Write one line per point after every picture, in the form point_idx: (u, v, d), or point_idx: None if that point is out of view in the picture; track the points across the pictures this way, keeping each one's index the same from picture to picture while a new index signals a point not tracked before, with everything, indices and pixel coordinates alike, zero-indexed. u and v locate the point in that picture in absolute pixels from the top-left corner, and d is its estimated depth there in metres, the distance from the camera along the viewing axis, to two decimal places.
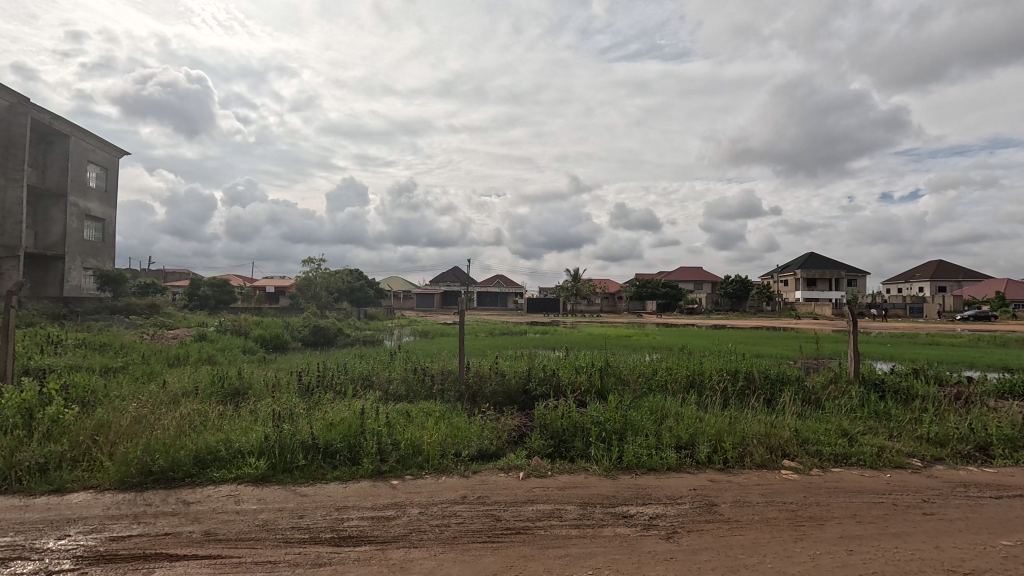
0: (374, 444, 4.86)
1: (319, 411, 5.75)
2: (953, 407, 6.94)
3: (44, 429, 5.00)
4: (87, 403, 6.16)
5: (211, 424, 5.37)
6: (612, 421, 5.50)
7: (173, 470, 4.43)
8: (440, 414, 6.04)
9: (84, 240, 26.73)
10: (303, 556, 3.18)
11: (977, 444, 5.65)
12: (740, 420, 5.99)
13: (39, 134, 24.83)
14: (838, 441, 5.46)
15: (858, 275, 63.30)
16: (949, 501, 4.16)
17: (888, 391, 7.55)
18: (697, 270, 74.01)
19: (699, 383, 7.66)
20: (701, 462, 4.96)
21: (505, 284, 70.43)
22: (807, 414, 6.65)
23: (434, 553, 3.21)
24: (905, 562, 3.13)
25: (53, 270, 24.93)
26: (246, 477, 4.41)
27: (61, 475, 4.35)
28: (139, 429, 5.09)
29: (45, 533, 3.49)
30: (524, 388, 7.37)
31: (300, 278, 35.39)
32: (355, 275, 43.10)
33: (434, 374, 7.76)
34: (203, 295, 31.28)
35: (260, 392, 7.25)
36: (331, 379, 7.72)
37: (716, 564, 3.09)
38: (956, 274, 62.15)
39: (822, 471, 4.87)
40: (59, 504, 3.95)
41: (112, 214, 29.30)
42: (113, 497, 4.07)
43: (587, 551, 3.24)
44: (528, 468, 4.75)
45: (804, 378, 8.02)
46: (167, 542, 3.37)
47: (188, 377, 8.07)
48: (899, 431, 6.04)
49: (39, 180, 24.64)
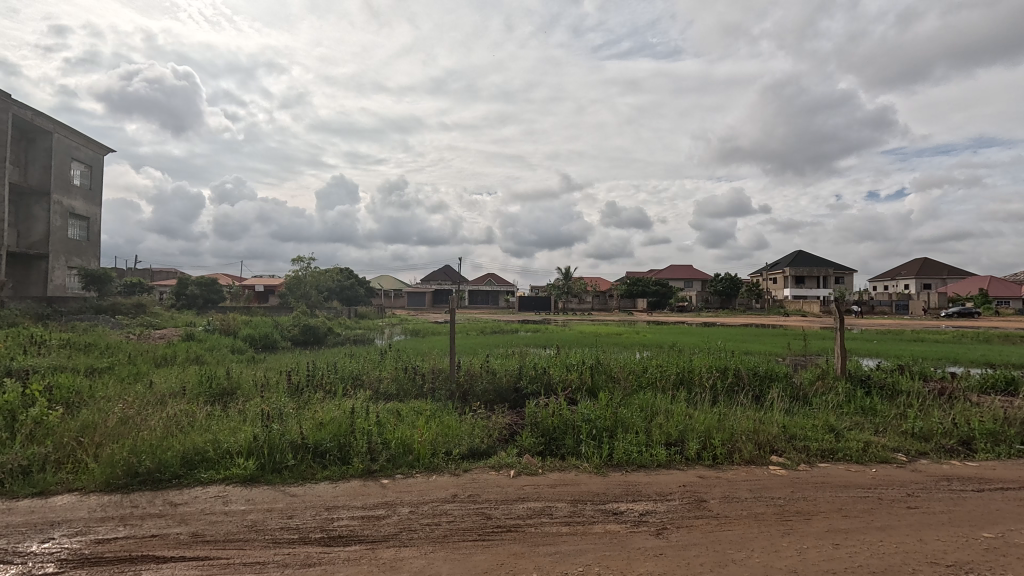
0: (363, 444, 4.83)
1: (308, 411, 5.69)
2: (936, 402, 7.06)
3: (28, 432, 4.93)
4: (70, 403, 6.09)
5: (200, 424, 5.33)
6: (603, 419, 5.52)
7: (161, 471, 4.38)
8: (431, 414, 6.01)
9: (68, 240, 26.29)
10: (292, 556, 3.16)
11: (960, 438, 5.74)
12: (729, 417, 6.04)
13: (20, 130, 24.34)
14: (825, 436, 5.53)
15: (846, 273, 63.91)
16: (933, 495, 4.23)
17: (874, 387, 7.66)
18: (687, 267, 74.39)
19: (688, 380, 7.73)
20: (691, 459, 4.99)
21: (497, 283, 70.37)
22: (795, 410, 6.76)
23: (424, 552, 3.21)
24: (889, 556, 3.17)
25: (36, 269, 24.50)
26: (234, 479, 4.37)
27: (44, 478, 4.27)
28: (125, 430, 5.03)
29: (28, 537, 3.43)
30: (515, 387, 7.37)
31: (289, 277, 35.01)
32: (345, 274, 42.78)
33: (424, 373, 7.75)
34: (190, 294, 30.86)
35: (248, 392, 7.19)
36: (321, 379, 7.66)
37: (703, 559, 3.12)
38: (940, 272, 63.08)
39: (810, 466, 4.93)
40: (42, 507, 3.89)
41: (97, 212, 28.83)
42: (99, 500, 4.01)
43: (577, 549, 3.25)
44: (518, 466, 4.76)
45: (792, 375, 8.11)
46: (154, 544, 3.33)
47: (175, 377, 7.98)
48: (883, 426, 6.14)
49: (21, 177, 24.12)
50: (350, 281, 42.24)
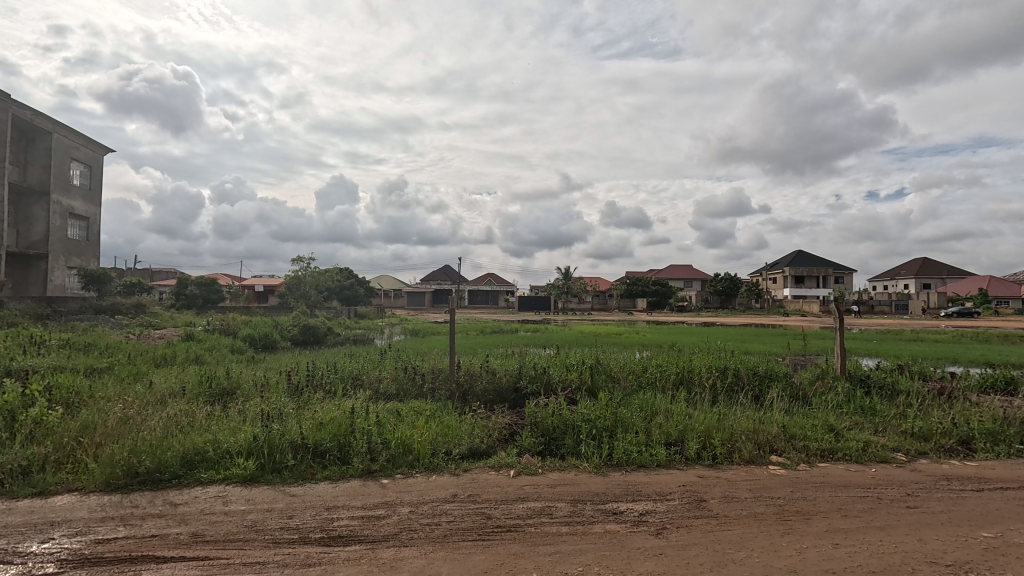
0: (363, 444, 4.83)
1: (308, 411, 5.69)
2: (936, 402, 7.06)
3: (27, 432, 4.93)
4: (70, 403, 6.09)
5: (200, 424, 5.32)
6: (602, 418, 5.52)
7: (161, 471, 4.38)
8: (430, 414, 6.02)
9: (68, 240, 26.30)
10: (293, 556, 3.17)
11: (959, 437, 5.74)
12: (729, 416, 6.05)
13: (19, 131, 24.33)
14: (825, 436, 5.53)
15: (845, 272, 63.93)
16: (932, 494, 4.24)
17: (873, 386, 7.66)
18: (687, 267, 74.42)
19: (688, 380, 7.73)
20: (691, 459, 4.99)
21: (496, 283, 70.44)
22: (795, 410, 6.76)
23: (424, 552, 3.21)
24: (888, 555, 3.17)
25: (35, 269, 24.49)
26: (234, 479, 4.37)
27: (44, 478, 4.27)
28: (125, 430, 5.03)
29: (28, 537, 3.43)
30: (514, 386, 7.38)
31: (289, 277, 34.99)
32: (345, 274, 42.77)
33: (424, 373, 7.75)
34: (190, 294, 30.85)
35: (248, 392, 7.19)
36: (321, 379, 7.66)
37: (703, 559, 3.12)
38: (940, 272, 63.11)
39: (809, 465, 4.94)
40: (42, 507, 3.88)
41: (97, 212, 28.82)
42: (99, 499, 4.01)
43: (577, 548, 3.26)
44: (518, 466, 4.76)
45: (791, 374, 8.12)
46: (154, 544, 3.33)
47: (175, 377, 7.97)
48: (883, 426, 6.14)
49: (20, 177, 24.10)
50: (349, 281, 42.24)
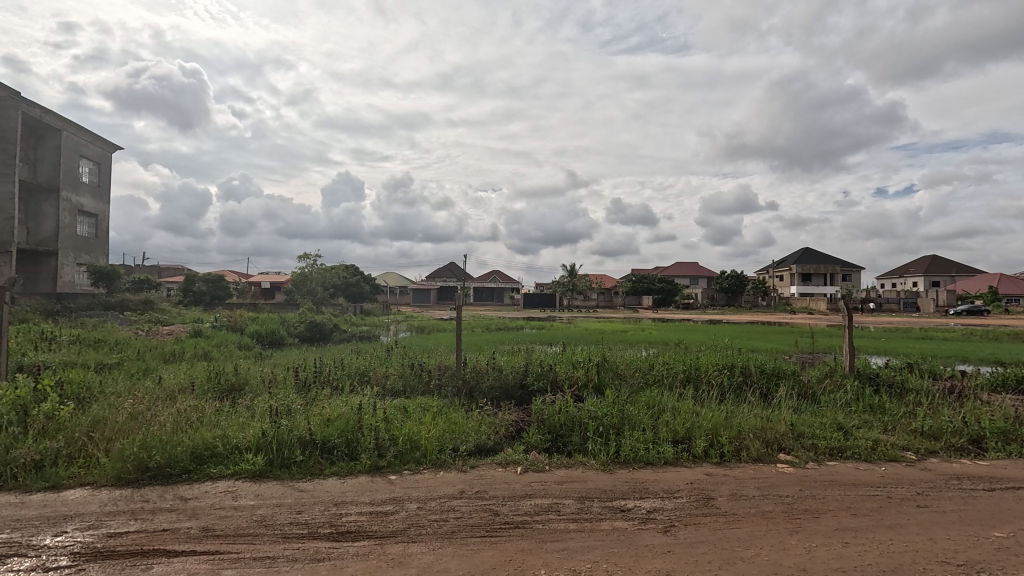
0: (371, 440, 4.86)
1: (315, 407, 5.72)
2: (946, 400, 7.02)
3: (40, 426, 4.98)
4: (82, 399, 6.16)
5: (209, 420, 5.36)
6: (610, 415, 5.50)
7: (170, 466, 4.42)
8: (437, 410, 6.02)
9: (77, 237, 26.45)
10: (302, 551, 3.18)
11: (970, 436, 5.67)
12: (736, 414, 6.06)
13: (29, 128, 24.51)
14: (834, 434, 5.49)
15: (853, 271, 63.52)
16: (942, 494, 4.20)
17: (882, 384, 7.61)
18: (692, 265, 74.15)
19: (695, 377, 7.70)
20: (697, 456, 4.99)
21: (501, 280, 70.69)
22: (804, 409, 6.70)
23: (433, 548, 3.23)
24: (899, 554, 3.15)
25: (45, 265, 24.69)
26: (243, 474, 4.40)
27: (57, 472, 4.33)
28: (136, 425, 5.06)
29: (42, 529, 3.48)
30: (521, 383, 7.43)
31: (295, 274, 35.28)
32: (351, 271, 43.03)
33: (432, 369, 7.75)
34: (198, 291, 31.05)
35: (256, 388, 7.27)
36: (328, 375, 7.72)
37: (711, 557, 3.11)
38: (950, 270, 62.76)
39: (818, 464, 4.91)
40: (56, 501, 3.94)
41: (105, 208, 29.06)
42: (109, 494, 4.05)
43: (585, 545, 3.26)
44: (525, 463, 4.77)
45: (800, 372, 8.04)
46: (165, 538, 3.36)
47: (184, 372, 8.03)
48: (892, 424, 6.10)
49: (30, 175, 24.25)
50: (356, 277, 42.49)
